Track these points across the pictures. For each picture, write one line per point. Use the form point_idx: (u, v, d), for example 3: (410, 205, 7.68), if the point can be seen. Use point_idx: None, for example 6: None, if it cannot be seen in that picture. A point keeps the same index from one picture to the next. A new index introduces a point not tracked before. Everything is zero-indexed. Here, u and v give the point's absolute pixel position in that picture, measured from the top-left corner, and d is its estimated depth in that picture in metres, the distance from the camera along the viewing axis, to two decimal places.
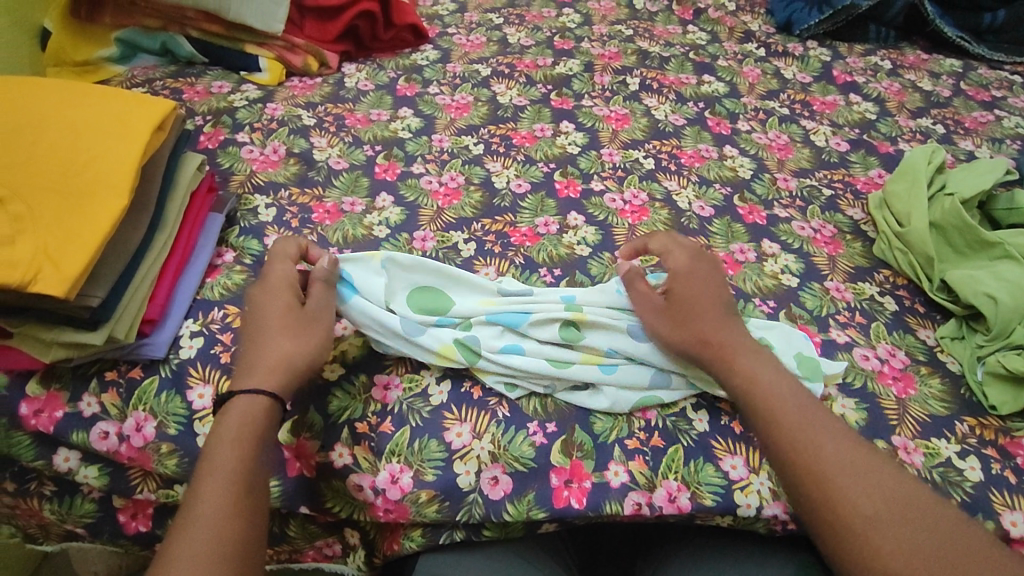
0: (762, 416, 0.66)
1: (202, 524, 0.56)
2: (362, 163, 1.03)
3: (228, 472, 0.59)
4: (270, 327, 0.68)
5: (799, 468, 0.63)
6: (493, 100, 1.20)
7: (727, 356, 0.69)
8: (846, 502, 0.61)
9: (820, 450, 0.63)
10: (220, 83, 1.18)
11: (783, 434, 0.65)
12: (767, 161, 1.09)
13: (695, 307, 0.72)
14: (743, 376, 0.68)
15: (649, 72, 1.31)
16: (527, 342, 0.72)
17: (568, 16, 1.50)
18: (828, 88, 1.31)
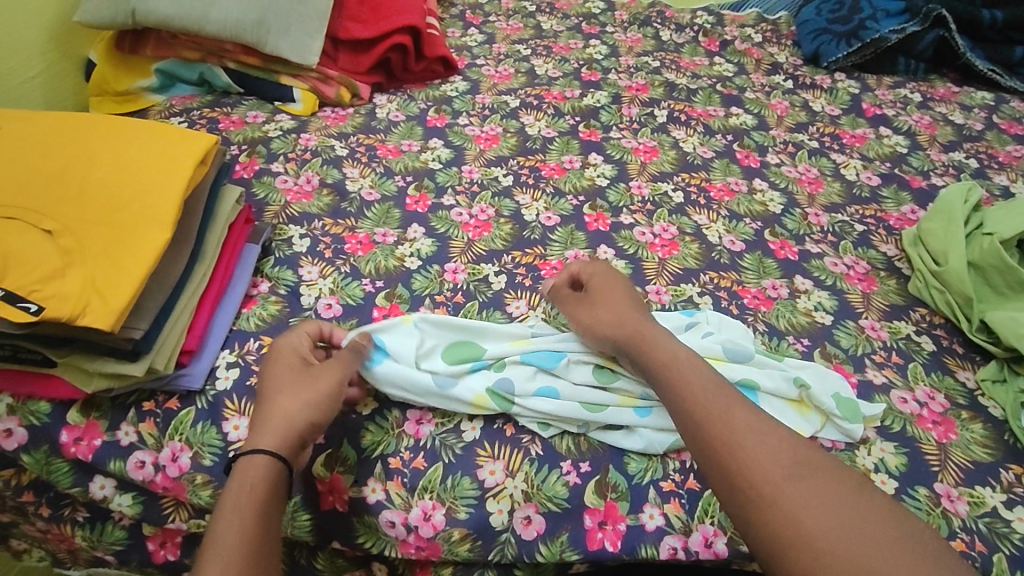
0: (671, 384, 0.67)
1: (219, 551, 0.56)
2: (394, 195, 1.04)
3: (246, 501, 0.60)
4: (290, 380, 0.68)
5: (709, 431, 0.63)
6: (522, 131, 1.22)
7: (646, 336, 0.70)
8: (750, 464, 0.60)
9: (727, 415, 0.63)
10: (255, 113, 1.21)
11: (694, 400, 0.65)
12: (797, 196, 1.09)
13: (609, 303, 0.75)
14: (661, 352, 0.69)
15: (676, 105, 1.32)
16: (561, 383, 0.72)
17: (595, 47, 1.52)
18: (857, 121, 1.31)
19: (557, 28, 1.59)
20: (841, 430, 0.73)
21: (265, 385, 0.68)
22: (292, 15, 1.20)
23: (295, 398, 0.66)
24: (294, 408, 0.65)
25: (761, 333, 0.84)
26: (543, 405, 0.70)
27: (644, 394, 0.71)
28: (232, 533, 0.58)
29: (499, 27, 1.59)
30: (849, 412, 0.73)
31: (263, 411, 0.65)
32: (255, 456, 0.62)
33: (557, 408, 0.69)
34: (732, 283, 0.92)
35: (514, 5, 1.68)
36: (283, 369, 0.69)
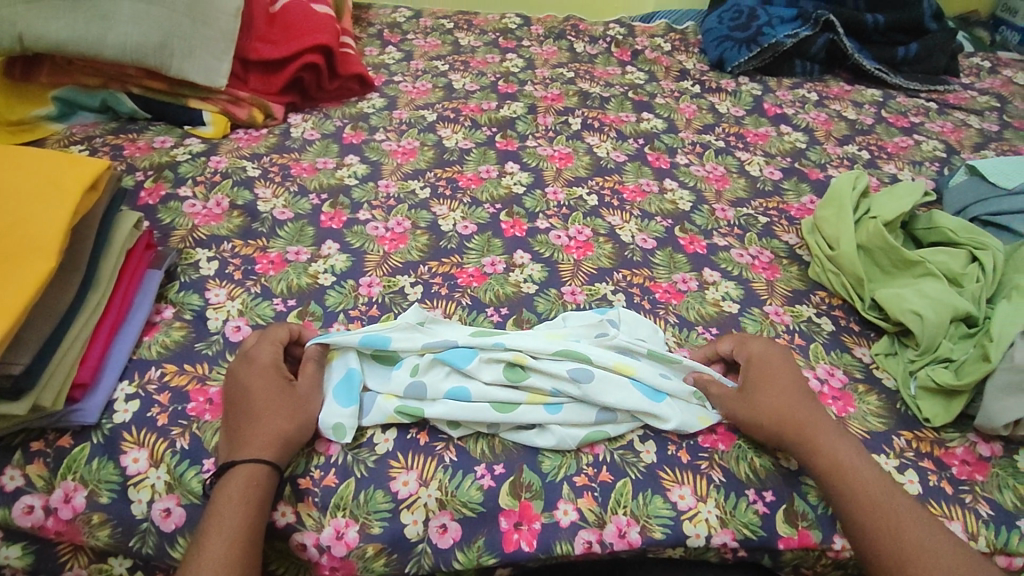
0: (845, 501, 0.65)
1: (226, 536, 0.60)
2: (308, 213, 1.03)
3: (256, 499, 0.62)
4: (303, 409, 0.68)
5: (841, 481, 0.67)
6: (439, 144, 1.22)
7: (805, 435, 0.69)
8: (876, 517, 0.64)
9: (907, 532, 0.63)
10: (163, 138, 1.18)
11: (871, 521, 0.64)
12: (705, 193, 1.14)
13: (770, 393, 0.72)
14: (827, 462, 0.67)
15: (590, 112, 1.35)
16: (473, 382, 0.71)
17: (511, 61, 1.55)
18: (760, 121, 1.38)
19: (474, 44, 1.62)
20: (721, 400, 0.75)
21: (286, 413, 0.67)
22: (198, 38, 1.17)
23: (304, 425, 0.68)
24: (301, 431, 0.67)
25: (672, 326, 0.87)
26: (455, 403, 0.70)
27: (554, 393, 0.71)
28: (236, 529, 0.60)
29: (416, 44, 1.61)
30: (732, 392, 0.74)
31: (287, 437, 0.66)
32: (263, 462, 0.64)
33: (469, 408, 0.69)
34: (644, 278, 0.94)
35: (431, 23, 1.70)
36: (302, 400, 0.69)
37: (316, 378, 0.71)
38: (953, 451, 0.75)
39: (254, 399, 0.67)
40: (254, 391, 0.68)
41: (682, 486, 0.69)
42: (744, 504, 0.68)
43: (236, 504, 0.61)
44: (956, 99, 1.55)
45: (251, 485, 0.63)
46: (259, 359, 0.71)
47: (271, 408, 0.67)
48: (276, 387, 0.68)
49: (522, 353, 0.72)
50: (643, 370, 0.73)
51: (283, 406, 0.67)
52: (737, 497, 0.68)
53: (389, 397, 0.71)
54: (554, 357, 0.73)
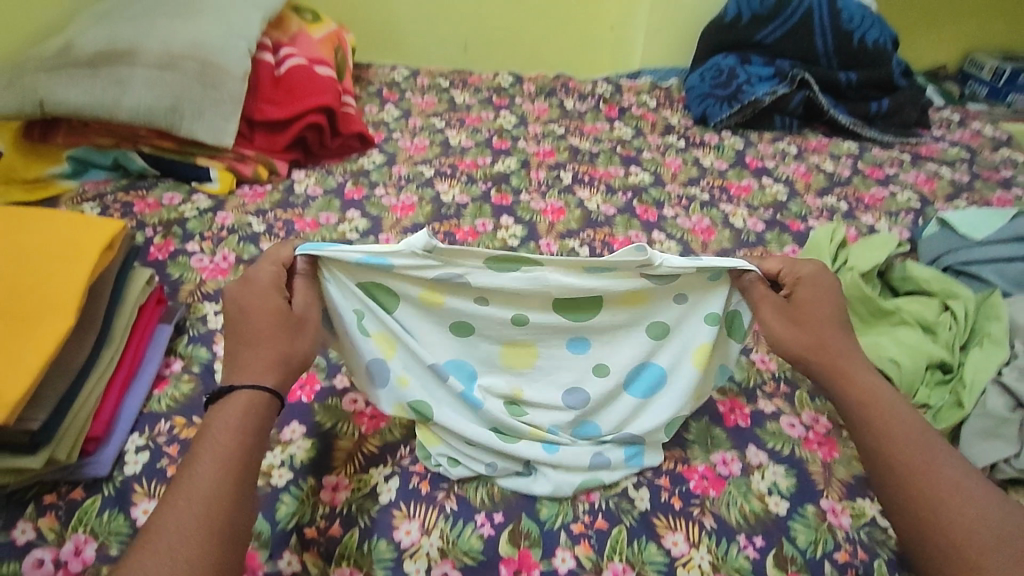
0: (875, 441, 0.69)
1: (203, 471, 0.58)
2: None
3: (244, 439, 0.62)
4: (299, 334, 0.70)
5: (870, 414, 0.70)
6: (437, 199, 1.28)
7: (843, 371, 0.73)
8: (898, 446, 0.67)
9: (940, 479, 0.64)
10: (171, 194, 1.22)
11: (901, 459, 0.66)
12: (691, 245, 1.19)
13: (807, 318, 0.76)
14: (860, 392, 0.72)
15: (580, 167, 1.42)
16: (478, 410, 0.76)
17: (505, 118, 1.63)
18: (742, 174, 1.45)
19: (469, 101, 1.70)
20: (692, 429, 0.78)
21: (282, 337, 0.68)
22: (207, 100, 1.23)
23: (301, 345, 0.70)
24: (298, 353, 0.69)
25: None
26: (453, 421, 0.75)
27: (552, 431, 0.77)
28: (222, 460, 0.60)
29: (414, 102, 1.69)
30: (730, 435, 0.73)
31: (286, 361, 0.68)
32: (262, 389, 0.65)
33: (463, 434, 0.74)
34: None
35: (429, 82, 1.79)
36: (297, 325, 0.70)
37: (308, 297, 0.73)
38: None
39: (252, 321, 0.68)
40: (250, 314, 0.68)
41: (675, 532, 0.71)
42: (736, 549, 0.70)
43: (216, 447, 0.61)
44: (927, 150, 1.63)
45: (232, 429, 0.62)
46: (258, 279, 0.70)
47: (269, 330, 0.68)
48: (271, 311, 0.68)
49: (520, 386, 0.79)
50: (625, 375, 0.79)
51: (280, 329, 0.68)
52: (729, 542, 0.70)
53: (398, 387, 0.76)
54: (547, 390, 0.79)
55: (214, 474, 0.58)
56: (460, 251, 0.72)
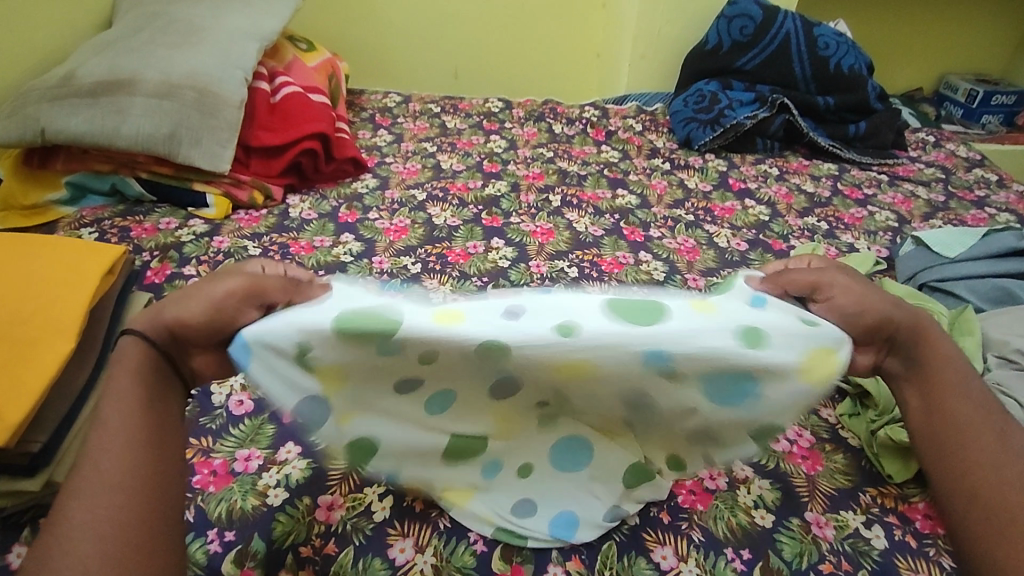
0: (936, 412, 0.71)
1: (117, 420, 0.60)
2: None
3: (143, 377, 0.64)
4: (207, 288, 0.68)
5: (935, 374, 0.72)
6: (429, 222, 1.31)
7: (929, 337, 0.74)
8: (954, 406, 0.70)
9: (983, 454, 0.67)
10: (168, 219, 1.24)
11: (950, 426, 0.69)
12: (678, 264, 1.23)
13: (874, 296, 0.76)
14: (937, 355, 0.74)
15: (569, 190, 1.46)
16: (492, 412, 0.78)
17: (495, 142, 1.67)
18: (726, 195, 1.50)
19: (460, 126, 1.75)
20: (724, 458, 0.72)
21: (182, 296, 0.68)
22: (204, 127, 1.26)
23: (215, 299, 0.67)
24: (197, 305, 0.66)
25: None
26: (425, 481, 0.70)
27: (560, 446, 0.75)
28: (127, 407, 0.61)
29: (406, 128, 1.73)
30: (759, 436, 0.69)
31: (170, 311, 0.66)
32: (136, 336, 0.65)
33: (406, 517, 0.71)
34: None
35: (421, 107, 1.84)
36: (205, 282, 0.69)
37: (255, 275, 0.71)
38: (916, 506, 0.80)
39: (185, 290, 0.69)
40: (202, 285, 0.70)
41: (664, 546, 0.73)
42: (723, 561, 0.72)
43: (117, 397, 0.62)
44: (904, 171, 1.69)
45: (128, 375, 0.63)
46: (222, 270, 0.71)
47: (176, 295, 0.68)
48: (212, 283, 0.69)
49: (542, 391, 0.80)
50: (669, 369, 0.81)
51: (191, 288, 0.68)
52: (716, 555, 0.73)
53: None
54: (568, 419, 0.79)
55: (123, 425, 0.60)
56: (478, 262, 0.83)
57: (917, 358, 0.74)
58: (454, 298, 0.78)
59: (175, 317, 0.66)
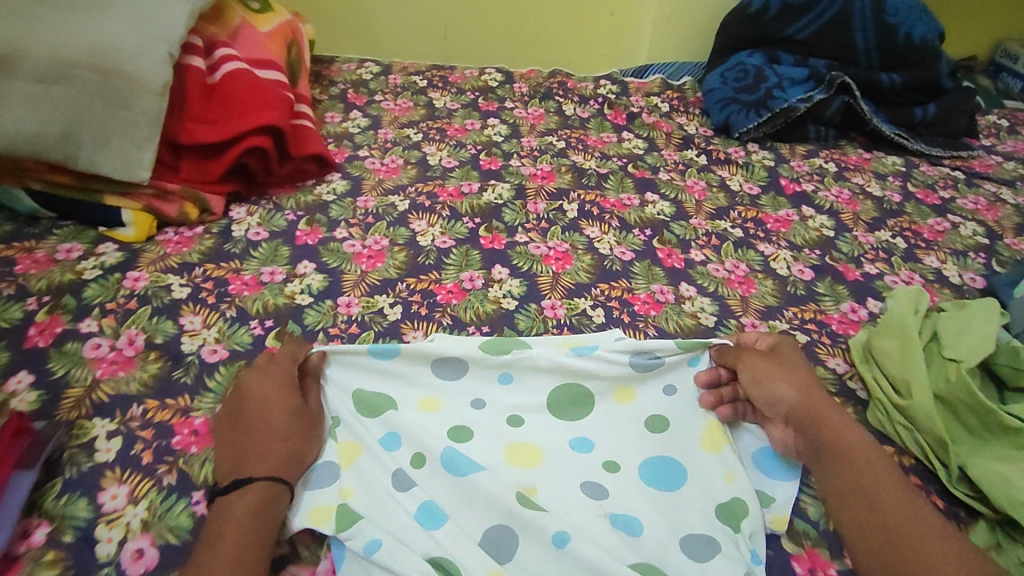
0: (848, 469, 0.73)
1: (228, 554, 0.61)
2: (247, 349, 0.85)
3: (267, 517, 0.65)
4: (284, 409, 0.74)
5: (846, 479, 0.73)
6: (412, 242, 1.05)
7: (826, 428, 0.76)
8: (883, 515, 0.69)
9: (893, 509, 0.69)
10: (69, 245, 0.95)
11: (866, 484, 0.71)
12: (729, 299, 1.01)
13: (796, 374, 0.82)
14: (840, 454, 0.74)
15: (586, 195, 1.19)
16: (474, 453, 0.75)
17: (494, 128, 1.37)
18: (778, 201, 1.23)
19: (451, 106, 1.44)
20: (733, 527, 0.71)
21: (259, 420, 0.73)
22: (113, 123, 0.94)
23: (288, 422, 0.73)
24: (277, 432, 0.72)
25: None
26: (406, 531, 0.67)
27: (550, 486, 0.73)
28: (251, 537, 0.63)
29: (385, 107, 1.42)
30: (727, 514, 0.72)
31: (259, 445, 0.70)
32: (265, 481, 0.67)
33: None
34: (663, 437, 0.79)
35: (402, 81, 1.52)
36: (277, 396, 0.75)
37: (317, 394, 0.78)
38: None
39: (254, 414, 0.74)
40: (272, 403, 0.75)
41: None
42: None
43: (220, 524, 0.64)
44: (980, 167, 1.41)
45: (241, 505, 0.65)
46: (272, 370, 0.78)
47: (244, 415, 0.74)
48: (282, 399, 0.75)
49: (540, 449, 0.77)
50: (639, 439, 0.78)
51: (263, 416, 0.73)
52: None
53: (372, 439, 0.75)
54: (562, 486, 0.73)
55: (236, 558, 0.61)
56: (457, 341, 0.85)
57: (835, 457, 0.74)
58: (444, 363, 0.82)
59: (281, 447, 0.71)
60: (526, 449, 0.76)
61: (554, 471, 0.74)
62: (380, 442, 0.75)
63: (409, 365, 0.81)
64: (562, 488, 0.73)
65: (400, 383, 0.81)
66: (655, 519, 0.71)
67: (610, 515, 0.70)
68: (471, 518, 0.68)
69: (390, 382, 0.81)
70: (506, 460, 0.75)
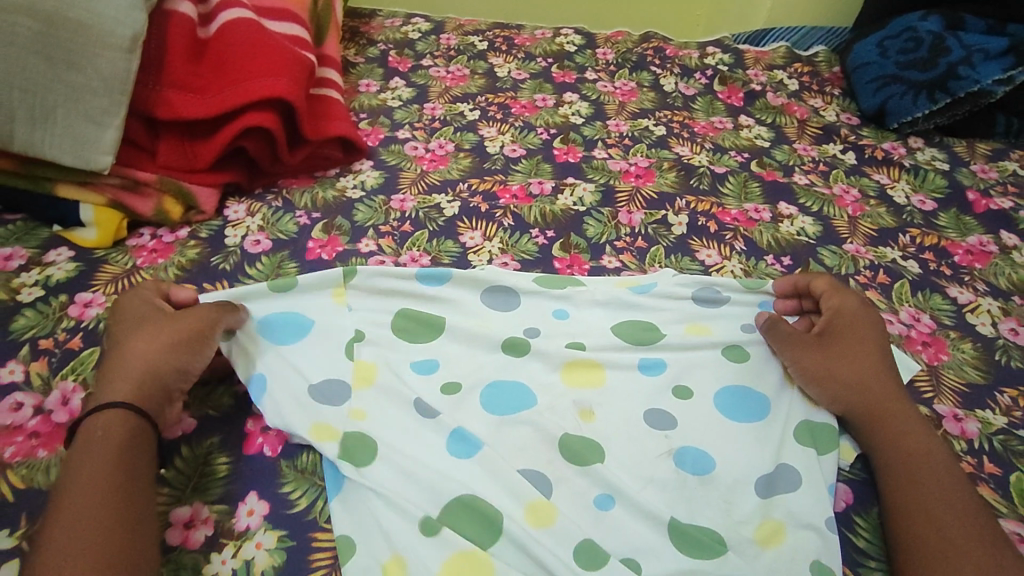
0: (901, 462, 0.56)
1: (71, 491, 0.47)
2: (227, 416, 0.59)
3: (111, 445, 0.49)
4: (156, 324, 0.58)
5: (892, 455, 0.57)
6: (462, 261, 0.77)
7: (881, 410, 0.60)
8: (932, 500, 0.53)
9: (932, 491, 0.54)
10: (10, 250, 0.71)
11: (907, 476, 0.55)
12: (918, 370, 0.68)
13: (859, 357, 0.64)
14: (892, 433, 0.58)
15: (697, 202, 0.88)
16: (529, 383, 0.62)
17: (572, 106, 1.07)
18: (963, 222, 0.89)
19: (516, 76, 1.14)
20: (828, 471, 0.58)
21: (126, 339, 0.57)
22: (60, 88, 0.70)
23: (154, 335, 0.57)
24: (144, 349, 0.56)
25: None
26: (433, 458, 0.56)
27: (606, 419, 0.60)
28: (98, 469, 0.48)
29: (435, 75, 1.13)
30: (807, 435, 0.60)
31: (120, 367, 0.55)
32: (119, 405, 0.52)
33: (399, 510, 0.52)
34: None
35: (457, 42, 1.22)
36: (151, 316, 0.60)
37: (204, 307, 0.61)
38: None
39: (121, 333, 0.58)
40: (127, 311, 0.61)
41: None
42: None
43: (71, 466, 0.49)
44: None
45: (90, 444, 0.49)
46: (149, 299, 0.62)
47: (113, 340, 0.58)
48: (148, 315, 0.60)
49: (598, 359, 0.64)
50: (708, 376, 0.64)
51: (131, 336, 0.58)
52: None
53: (406, 356, 0.64)
54: (626, 432, 0.59)
55: (77, 499, 0.46)
56: (510, 273, 0.72)
57: (884, 433, 0.59)
58: (494, 293, 0.70)
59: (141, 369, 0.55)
60: (587, 370, 0.64)
61: (614, 400, 0.62)
62: (404, 364, 0.63)
63: (458, 289, 0.71)
64: (627, 416, 0.60)
65: (443, 308, 0.69)
66: (730, 458, 0.58)
67: (676, 451, 0.58)
68: (507, 452, 0.57)
69: (433, 307, 0.69)
70: (565, 382, 0.63)
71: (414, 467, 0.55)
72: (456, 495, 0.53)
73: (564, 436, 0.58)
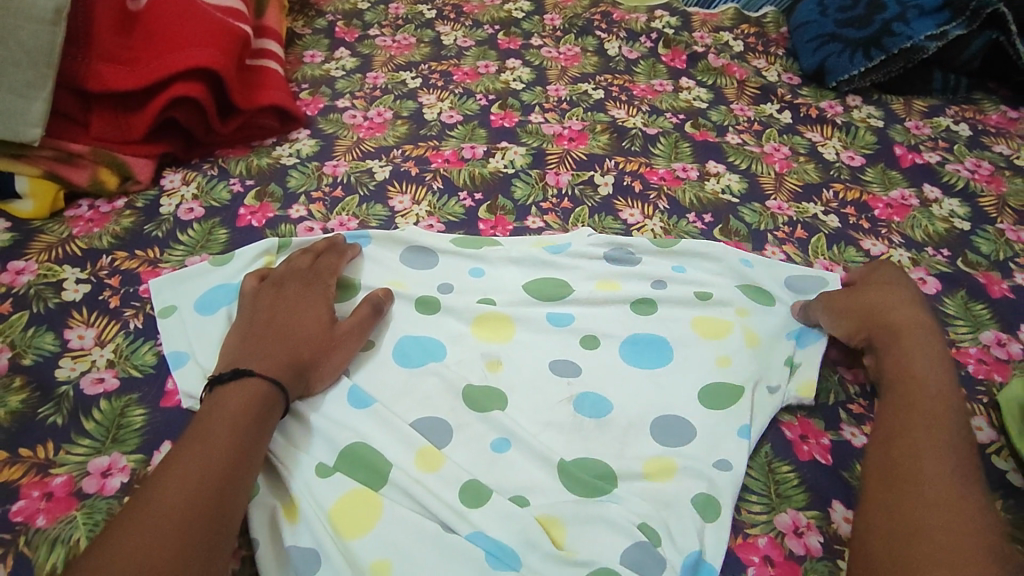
0: (901, 397, 0.57)
1: (208, 438, 0.50)
2: (149, 375, 0.62)
3: (255, 411, 0.53)
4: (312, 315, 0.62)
5: (898, 390, 0.58)
6: (389, 224, 0.79)
7: (910, 351, 0.60)
8: (919, 429, 0.54)
9: (928, 426, 0.54)
10: None
11: (901, 411, 0.56)
12: None
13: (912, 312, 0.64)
14: (908, 371, 0.59)
15: (626, 163, 0.90)
16: (440, 336, 0.66)
17: (513, 72, 1.08)
18: (888, 176, 0.91)
19: (462, 44, 1.15)
20: (727, 428, 0.59)
21: (279, 323, 0.60)
22: None
23: (298, 327, 0.60)
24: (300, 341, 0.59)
25: None
26: (334, 410, 0.59)
27: (510, 369, 0.63)
28: (228, 427, 0.51)
29: (380, 44, 1.14)
30: (713, 397, 0.62)
31: (262, 350, 0.57)
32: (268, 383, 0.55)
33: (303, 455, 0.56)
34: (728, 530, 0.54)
35: (405, 11, 1.23)
36: (306, 303, 0.63)
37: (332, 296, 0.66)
38: None
39: (283, 316, 0.61)
40: (286, 298, 0.63)
41: None
42: None
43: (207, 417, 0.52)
44: None
45: (230, 406, 0.52)
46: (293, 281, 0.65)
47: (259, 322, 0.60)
48: (308, 303, 0.63)
49: (506, 313, 0.67)
50: (614, 327, 0.67)
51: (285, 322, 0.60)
52: None
53: None
54: (527, 380, 0.62)
55: (219, 446, 0.49)
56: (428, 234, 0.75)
57: (899, 371, 0.59)
58: (413, 253, 0.73)
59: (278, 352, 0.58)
60: (496, 324, 0.67)
61: (519, 351, 0.65)
62: None
63: (380, 250, 0.74)
64: (530, 366, 0.64)
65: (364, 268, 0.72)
66: (626, 403, 0.61)
67: (576, 397, 0.61)
68: (413, 402, 0.60)
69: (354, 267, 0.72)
70: (474, 335, 0.66)
71: (317, 418, 0.58)
72: (352, 443, 0.56)
73: (466, 386, 0.61)
